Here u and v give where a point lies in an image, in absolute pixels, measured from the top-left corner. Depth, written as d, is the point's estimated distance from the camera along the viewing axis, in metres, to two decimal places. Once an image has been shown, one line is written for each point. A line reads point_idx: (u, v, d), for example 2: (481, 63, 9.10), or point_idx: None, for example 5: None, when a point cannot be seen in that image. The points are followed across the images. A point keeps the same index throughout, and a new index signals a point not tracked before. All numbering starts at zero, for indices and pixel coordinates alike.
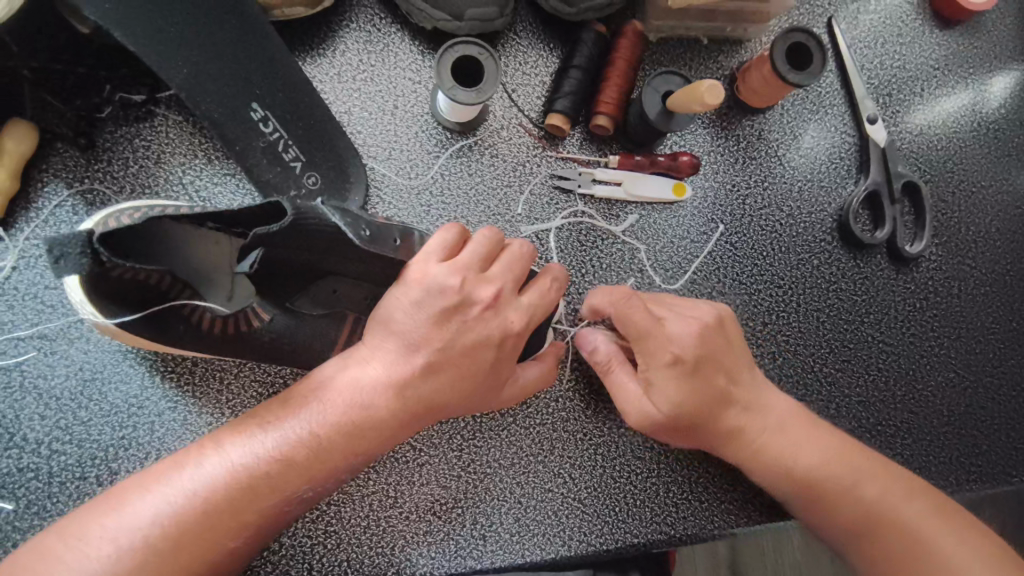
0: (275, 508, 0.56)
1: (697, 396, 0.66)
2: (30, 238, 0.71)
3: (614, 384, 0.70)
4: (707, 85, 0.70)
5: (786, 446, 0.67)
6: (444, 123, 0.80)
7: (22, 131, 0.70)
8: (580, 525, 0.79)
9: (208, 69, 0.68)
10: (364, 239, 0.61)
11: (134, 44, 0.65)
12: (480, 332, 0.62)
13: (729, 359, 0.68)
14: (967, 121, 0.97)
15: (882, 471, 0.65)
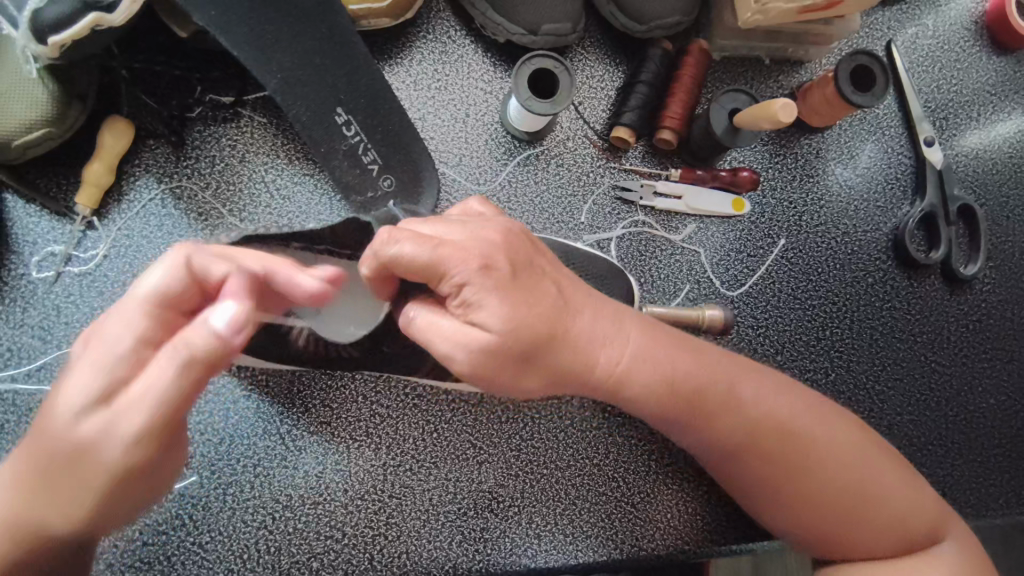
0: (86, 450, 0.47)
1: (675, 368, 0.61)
2: (122, 228, 0.74)
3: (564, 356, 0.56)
4: (780, 104, 0.73)
5: (769, 413, 0.62)
6: (513, 132, 0.83)
7: (120, 127, 0.73)
8: (632, 530, 0.80)
9: (298, 72, 0.71)
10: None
11: (235, 48, 0.68)
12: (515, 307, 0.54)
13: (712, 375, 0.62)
14: (1022, 147, 0.97)
15: (847, 426, 0.66)
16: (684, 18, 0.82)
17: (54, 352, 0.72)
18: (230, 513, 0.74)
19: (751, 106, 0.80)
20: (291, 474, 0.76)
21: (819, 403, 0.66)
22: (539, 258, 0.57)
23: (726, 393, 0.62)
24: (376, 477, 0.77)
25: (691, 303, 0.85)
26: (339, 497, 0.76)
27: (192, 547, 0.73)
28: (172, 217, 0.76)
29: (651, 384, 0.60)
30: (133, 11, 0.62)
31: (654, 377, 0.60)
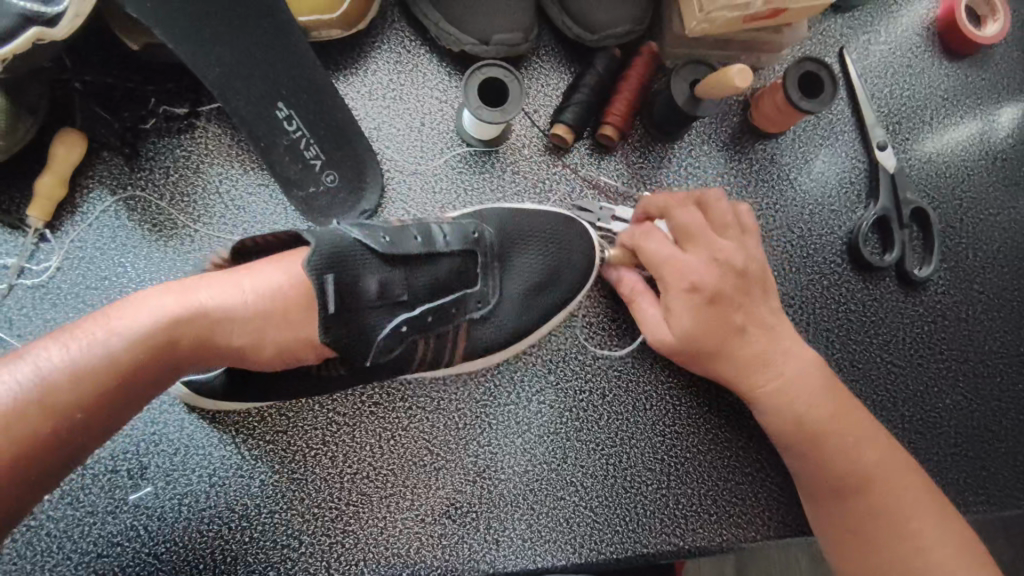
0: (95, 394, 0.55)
1: (708, 340, 0.71)
2: (75, 240, 0.75)
3: (640, 313, 0.76)
4: (736, 68, 0.73)
5: (806, 402, 0.71)
6: (468, 140, 0.84)
7: (72, 139, 0.73)
8: (591, 534, 0.80)
9: (240, 69, 0.71)
10: (386, 250, 0.67)
11: (172, 41, 0.68)
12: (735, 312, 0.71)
13: (836, 416, 0.71)
14: (975, 150, 0.99)
15: (890, 453, 0.71)
16: (635, 26, 0.84)
17: None
18: (185, 524, 0.74)
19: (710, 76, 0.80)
20: (248, 483, 0.76)
21: (873, 428, 0.72)
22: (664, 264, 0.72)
23: (775, 371, 0.72)
24: (334, 484, 0.77)
25: None
26: (296, 506, 0.76)
27: (148, 558, 0.73)
28: (126, 229, 0.76)
29: (794, 394, 0.71)
30: (77, 25, 0.63)
31: (815, 384, 0.72)
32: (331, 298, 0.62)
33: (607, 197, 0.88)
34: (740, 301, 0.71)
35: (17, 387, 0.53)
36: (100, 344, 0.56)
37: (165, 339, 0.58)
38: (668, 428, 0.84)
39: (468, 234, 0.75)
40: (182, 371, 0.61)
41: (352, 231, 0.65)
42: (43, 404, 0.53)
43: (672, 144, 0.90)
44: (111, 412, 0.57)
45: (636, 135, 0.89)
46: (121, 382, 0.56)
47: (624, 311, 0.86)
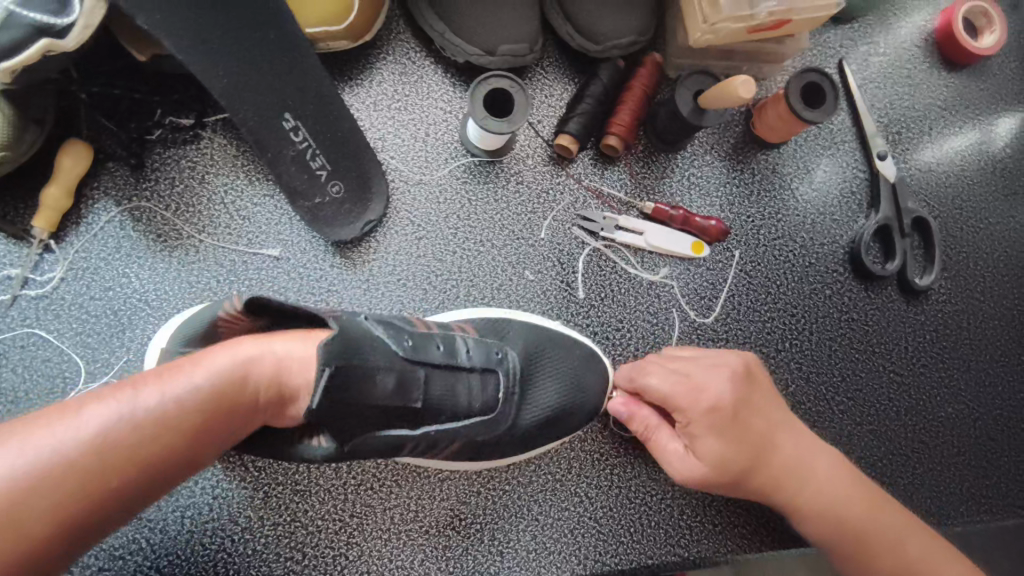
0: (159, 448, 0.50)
1: (743, 460, 0.67)
2: (80, 251, 0.74)
3: (659, 449, 0.71)
4: (741, 79, 0.72)
5: (842, 507, 0.68)
6: (473, 151, 0.84)
7: (77, 150, 0.73)
8: (596, 545, 0.80)
9: (247, 79, 0.71)
10: (408, 352, 0.64)
11: (180, 52, 0.67)
12: (761, 422, 0.69)
13: (874, 518, 0.67)
14: (974, 160, 1.00)
15: (939, 552, 0.67)
16: (639, 37, 0.84)
17: (10, 377, 0.71)
18: (187, 537, 0.74)
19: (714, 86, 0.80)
20: (252, 494, 0.75)
21: (919, 528, 0.68)
22: (682, 382, 0.69)
23: (808, 481, 0.68)
24: (338, 496, 0.77)
25: (652, 317, 0.87)
26: (301, 518, 0.76)
27: (150, 571, 0.72)
28: (131, 239, 0.76)
29: (825, 496, 0.68)
30: (85, 38, 0.63)
31: (843, 485, 0.69)
32: (319, 398, 0.56)
33: (611, 207, 0.88)
34: (761, 412, 0.69)
35: (111, 420, 0.48)
36: (189, 381, 0.52)
37: (250, 380, 0.55)
38: None
39: (491, 354, 0.71)
40: (253, 422, 0.57)
41: (376, 328, 0.64)
42: (131, 440, 0.48)
43: (675, 154, 0.91)
44: (190, 456, 0.52)
45: (639, 147, 0.90)
46: (203, 425, 0.52)
47: (627, 321, 0.86)
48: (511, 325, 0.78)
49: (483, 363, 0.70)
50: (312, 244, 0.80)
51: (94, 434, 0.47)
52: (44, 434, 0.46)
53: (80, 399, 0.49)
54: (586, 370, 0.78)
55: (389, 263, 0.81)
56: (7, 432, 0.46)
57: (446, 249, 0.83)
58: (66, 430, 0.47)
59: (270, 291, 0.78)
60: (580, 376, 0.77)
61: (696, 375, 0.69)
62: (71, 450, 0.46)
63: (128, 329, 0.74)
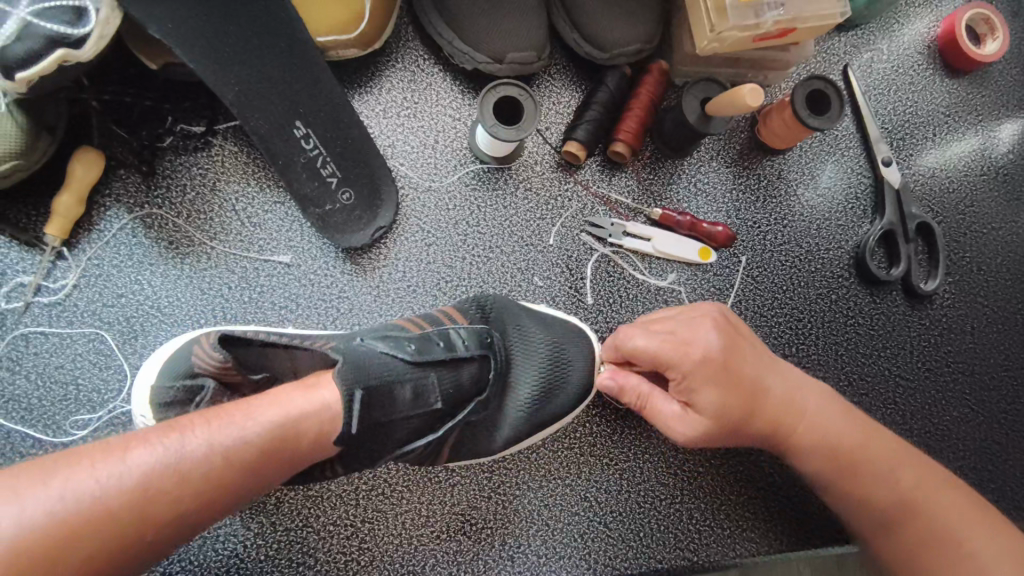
0: (186, 502, 0.50)
1: (736, 408, 0.66)
2: (92, 258, 0.75)
3: (655, 411, 0.69)
4: (748, 88, 0.73)
5: (835, 444, 0.67)
6: (481, 157, 0.85)
7: (90, 158, 0.73)
8: (605, 549, 0.81)
9: (259, 87, 0.71)
10: (413, 358, 0.65)
11: (193, 61, 0.67)
12: (750, 369, 0.68)
13: (872, 447, 0.68)
14: (977, 165, 1.01)
15: (938, 478, 0.66)
16: (645, 45, 0.85)
17: (23, 384, 0.72)
18: (199, 543, 0.74)
19: (720, 94, 0.81)
20: (264, 500, 0.75)
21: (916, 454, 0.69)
22: (669, 334, 0.68)
23: (799, 421, 0.68)
24: (349, 502, 0.77)
25: None
26: (312, 523, 0.76)
27: None
28: (143, 246, 0.76)
29: (821, 433, 0.68)
30: (101, 48, 0.64)
31: (838, 415, 0.69)
32: (356, 422, 0.59)
33: (619, 214, 0.89)
34: (752, 362, 0.68)
35: (155, 465, 0.49)
36: (230, 434, 0.53)
37: (289, 439, 0.56)
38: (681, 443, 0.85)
39: (483, 338, 0.72)
40: (280, 479, 0.57)
41: (376, 343, 0.64)
42: (172, 490, 0.49)
43: (682, 160, 0.91)
44: (221, 507, 0.53)
45: (645, 153, 0.90)
46: (239, 482, 0.53)
47: None
48: (497, 301, 0.78)
49: (481, 349, 0.70)
50: (322, 251, 0.80)
51: (136, 480, 0.48)
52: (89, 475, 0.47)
53: (127, 441, 0.50)
54: (572, 339, 0.78)
55: (400, 269, 0.82)
56: (49, 471, 0.47)
57: (456, 256, 0.83)
58: (110, 473, 0.48)
59: (281, 296, 0.78)
60: (565, 349, 0.77)
61: (681, 330, 0.68)
62: (113, 495, 0.47)
63: (140, 335, 0.75)
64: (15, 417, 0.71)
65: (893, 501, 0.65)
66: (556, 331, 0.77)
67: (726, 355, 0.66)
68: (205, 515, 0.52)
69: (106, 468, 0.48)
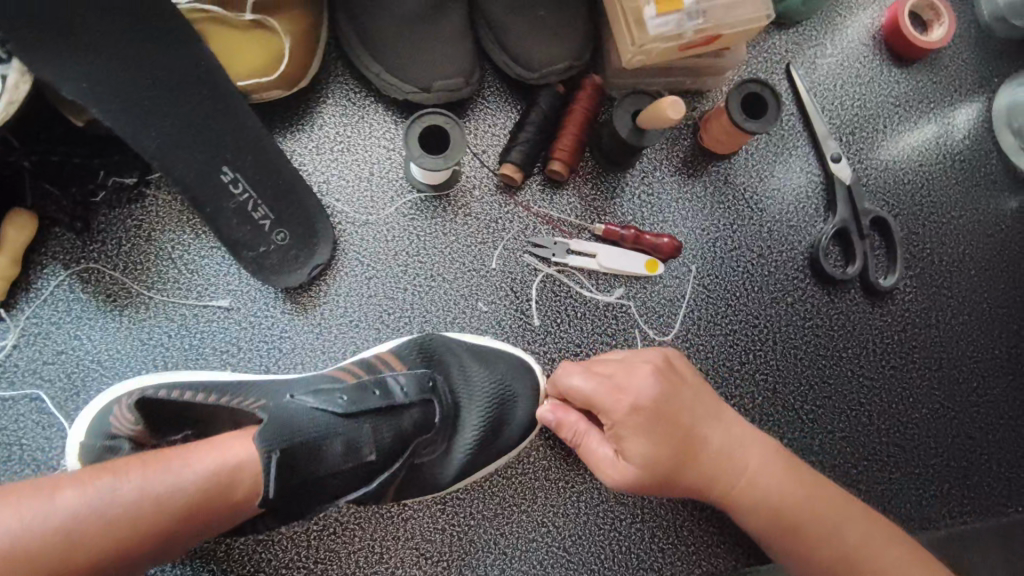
0: (104, 546, 0.51)
1: (670, 458, 0.64)
2: (30, 317, 0.75)
3: (590, 454, 0.68)
4: (669, 100, 0.72)
5: (775, 495, 0.67)
6: (417, 186, 0.85)
7: (21, 219, 0.74)
8: (566, 575, 0.80)
9: (180, 137, 0.71)
10: (346, 411, 0.64)
11: (110, 119, 0.68)
12: (688, 416, 0.66)
13: (811, 505, 0.67)
14: (932, 154, 0.99)
15: (877, 529, 0.66)
16: (575, 62, 0.84)
17: None
18: None
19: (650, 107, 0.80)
20: (214, 547, 0.75)
21: (857, 508, 0.68)
22: (602, 381, 0.67)
23: (738, 473, 0.67)
24: (301, 543, 0.77)
25: (610, 339, 0.86)
26: (264, 567, 0.76)
27: None
28: (81, 301, 0.77)
29: (760, 490, 0.67)
30: (9, 114, 0.66)
31: (778, 470, 0.68)
32: (274, 484, 0.57)
33: (562, 232, 0.88)
34: (689, 406, 0.66)
35: (80, 509, 0.51)
36: (162, 480, 0.54)
37: (220, 489, 0.56)
38: None
39: (425, 383, 0.71)
40: (213, 528, 0.57)
41: (305, 401, 0.63)
42: (95, 534, 0.51)
43: (625, 172, 0.90)
44: (150, 555, 0.54)
45: (586, 169, 0.90)
46: (166, 531, 0.53)
47: (585, 345, 0.86)
48: (440, 342, 0.78)
49: (420, 395, 0.70)
50: (262, 293, 0.80)
51: (57, 521, 0.50)
52: (16, 513, 0.49)
53: (63, 478, 0.52)
54: (518, 376, 0.78)
55: (341, 305, 0.81)
56: None
57: (397, 287, 0.83)
58: (37, 513, 0.50)
59: (222, 342, 0.78)
60: (510, 385, 0.77)
61: (617, 377, 0.67)
62: (35, 535, 0.49)
63: (82, 391, 0.75)
64: None
65: (833, 555, 0.65)
66: (499, 370, 0.77)
67: (660, 404, 0.65)
68: (127, 560, 0.52)
69: (35, 507, 0.50)
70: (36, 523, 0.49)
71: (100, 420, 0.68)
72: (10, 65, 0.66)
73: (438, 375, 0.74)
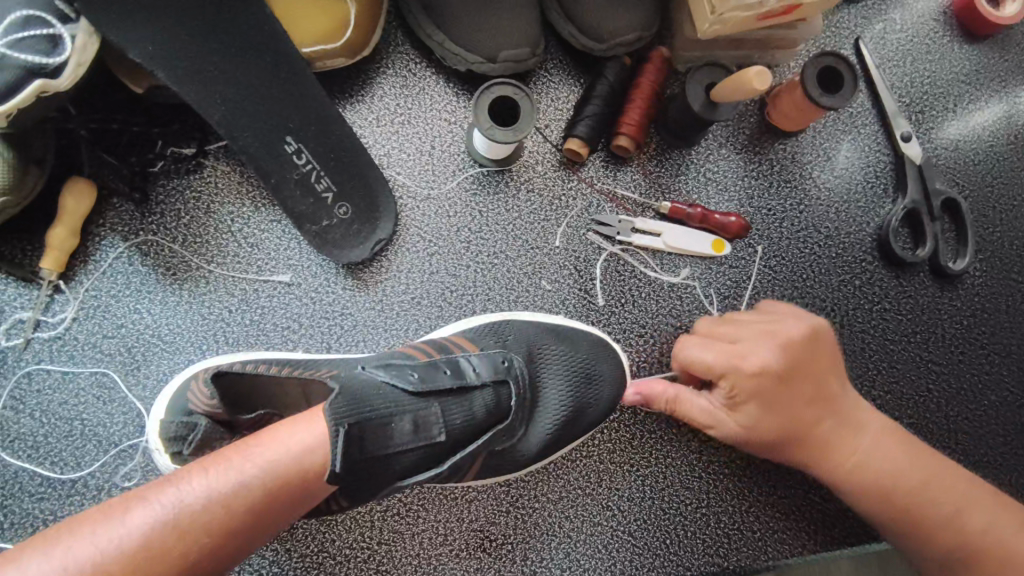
0: (187, 556, 0.50)
1: (774, 423, 0.65)
2: (90, 289, 0.74)
3: (690, 415, 0.69)
4: (755, 70, 0.70)
5: (886, 468, 0.66)
6: (480, 160, 0.82)
7: (80, 188, 0.72)
8: (631, 559, 0.78)
9: (246, 106, 0.69)
10: (416, 388, 0.61)
11: (175, 83, 0.66)
12: (811, 384, 0.65)
13: (928, 482, 0.65)
14: (1003, 134, 0.96)
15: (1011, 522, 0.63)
16: (645, 33, 0.81)
17: (27, 422, 0.71)
18: None
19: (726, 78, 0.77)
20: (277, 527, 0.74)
21: (983, 497, 0.65)
22: (731, 346, 0.66)
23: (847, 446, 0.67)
24: (364, 524, 0.75)
25: (676, 321, 0.84)
26: (328, 548, 0.74)
27: None
28: (140, 274, 0.75)
29: (868, 464, 0.66)
30: (78, 75, 0.63)
31: (892, 444, 0.67)
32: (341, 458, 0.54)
33: (626, 210, 0.85)
34: (815, 377, 0.66)
35: (151, 523, 0.50)
36: (225, 479, 0.52)
37: (286, 479, 0.54)
38: (704, 444, 0.81)
39: (498, 364, 0.69)
40: (290, 520, 0.56)
41: (377, 373, 0.61)
42: (170, 545, 0.49)
43: (689, 150, 0.88)
44: (231, 555, 0.53)
45: (650, 146, 0.87)
46: (240, 530, 0.52)
47: (650, 326, 0.83)
48: (513, 327, 0.76)
49: (493, 376, 0.67)
50: (322, 268, 0.78)
51: (134, 540, 0.49)
52: (91, 541, 0.49)
53: (130, 499, 0.51)
54: (600, 358, 0.76)
55: (402, 282, 0.79)
56: (58, 536, 0.49)
57: (459, 264, 0.81)
58: (112, 536, 0.49)
59: (283, 318, 0.76)
60: (594, 366, 0.75)
61: (742, 343, 0.66)
62: (115, 557, 0.48)
63: (142, 366, 0.73)
64: (23, 455, 0.70)
65: (962, 537, 0.63)
66: (581, 349, 0.76)
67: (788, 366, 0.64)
68: (212, 564, 0.51)
69: (105, 530, 0.49)
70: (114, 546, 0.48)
71: (175, 401, 0.67)
72: (77, 24, 0.62)
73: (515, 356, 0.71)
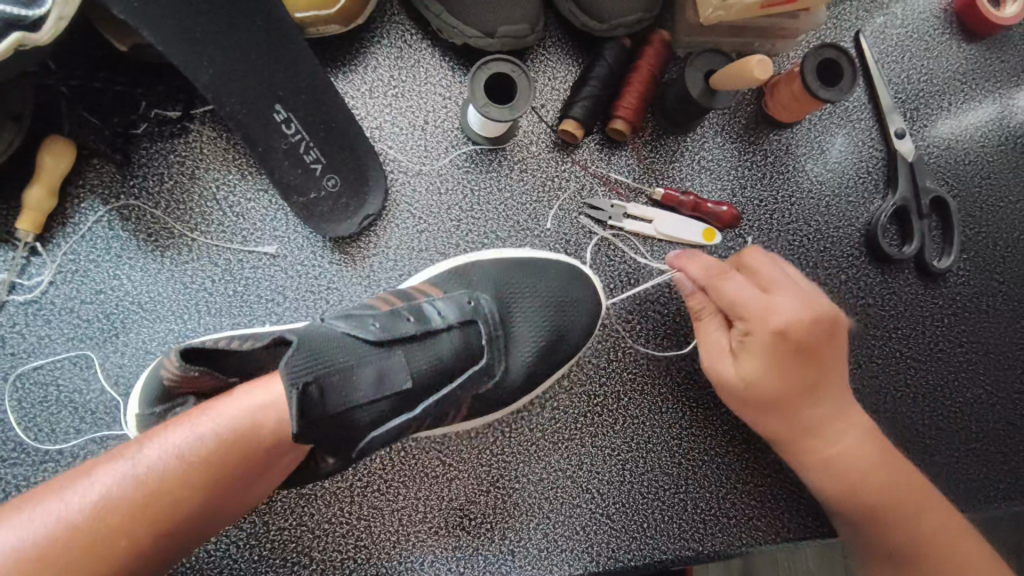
0: (155, 511, 0.51)
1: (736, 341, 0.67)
2: (68, 253, 0.72)
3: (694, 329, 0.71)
4: (757, 59, 0.69)
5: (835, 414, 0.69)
6: (474, 138, 0.81)
7: (59, 147, 0.69)
8: (608, 541, 0.79)
9: (234, 70, 0.67)
10: (377, 337, 0.61)
11: (161, 42, 0.63)
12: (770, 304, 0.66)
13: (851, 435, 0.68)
14: (994, 135, 0.96)
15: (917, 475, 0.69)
16: (646, 15, 0.80)
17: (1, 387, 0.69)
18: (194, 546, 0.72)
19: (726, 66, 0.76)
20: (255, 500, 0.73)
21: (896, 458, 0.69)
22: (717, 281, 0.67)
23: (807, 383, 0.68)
24: (344, 499, 0.75)
25: (664, 309, 0.84)
26: (306, 522, 0.74)
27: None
28: (120, 240, 0.73)
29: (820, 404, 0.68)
30: (57, 30, 0.61)
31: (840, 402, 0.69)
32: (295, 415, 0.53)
33: (619, 194, 0.85)
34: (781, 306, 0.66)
35: (114, 483, 0.50)
36: (184, 435, 0.53)
37: (244, 435, 0.54)
38: (685, 431, 0.82)
39: (465, 305, 0.68)
40: (259, 478, 0.56)
41: (337, 323, 0.61)
42: (130, 503, 0.50)
43: (685, 136, 0.87)
44: (203, 510, 0.53)
45: (647, 131, 0.86)
46: (206, 484, 0.53)
47: (638, 312, 0.83)
48: (477, 267, 0.76)
49: (460, 317, 0.66)
50: (309, 241, 0.76)
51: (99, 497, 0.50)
52: (58, 501, 0.50)
53: (95, 464, 0.52)
54: (569, 288, 0.76)
55: (390, 258, 0.78)
56: (26, 500, 0.50)
57: (449, 243, 0.80)
58: (80, 495, 0.50)
59: (268, 290, 0.75)
60: (563, 320, 0.75)
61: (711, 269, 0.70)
62: (81, 515, 0.49)
63: (121, 333, 0.72)
64: None
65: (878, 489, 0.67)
66: (547, 281, 0.76)
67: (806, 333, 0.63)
68: (182, 520, 0.52)
69: (71, 492, 0.50)
70: (80, 504, 0.49)
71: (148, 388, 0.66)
72: None
73: (481, 295, 0.69)
